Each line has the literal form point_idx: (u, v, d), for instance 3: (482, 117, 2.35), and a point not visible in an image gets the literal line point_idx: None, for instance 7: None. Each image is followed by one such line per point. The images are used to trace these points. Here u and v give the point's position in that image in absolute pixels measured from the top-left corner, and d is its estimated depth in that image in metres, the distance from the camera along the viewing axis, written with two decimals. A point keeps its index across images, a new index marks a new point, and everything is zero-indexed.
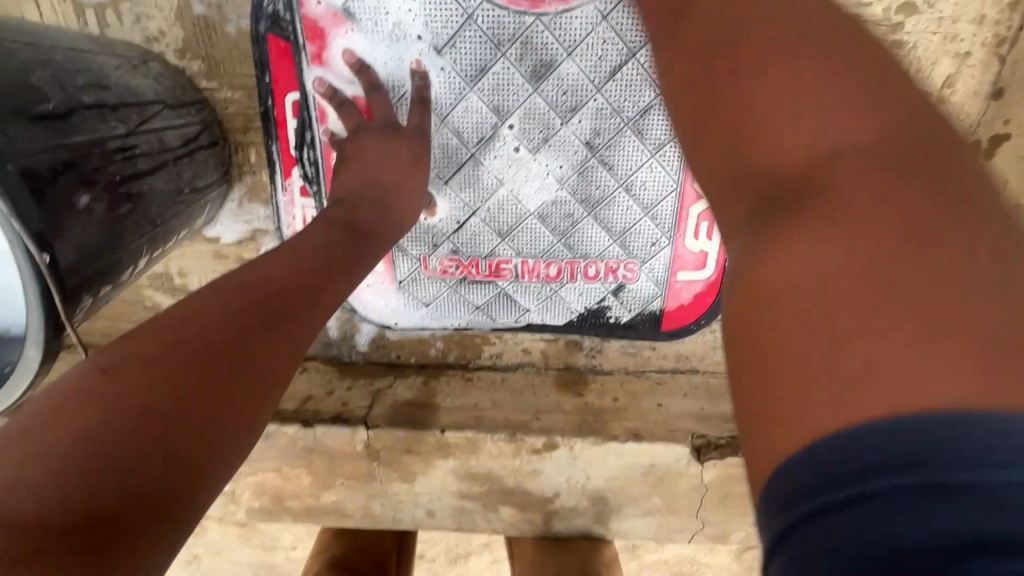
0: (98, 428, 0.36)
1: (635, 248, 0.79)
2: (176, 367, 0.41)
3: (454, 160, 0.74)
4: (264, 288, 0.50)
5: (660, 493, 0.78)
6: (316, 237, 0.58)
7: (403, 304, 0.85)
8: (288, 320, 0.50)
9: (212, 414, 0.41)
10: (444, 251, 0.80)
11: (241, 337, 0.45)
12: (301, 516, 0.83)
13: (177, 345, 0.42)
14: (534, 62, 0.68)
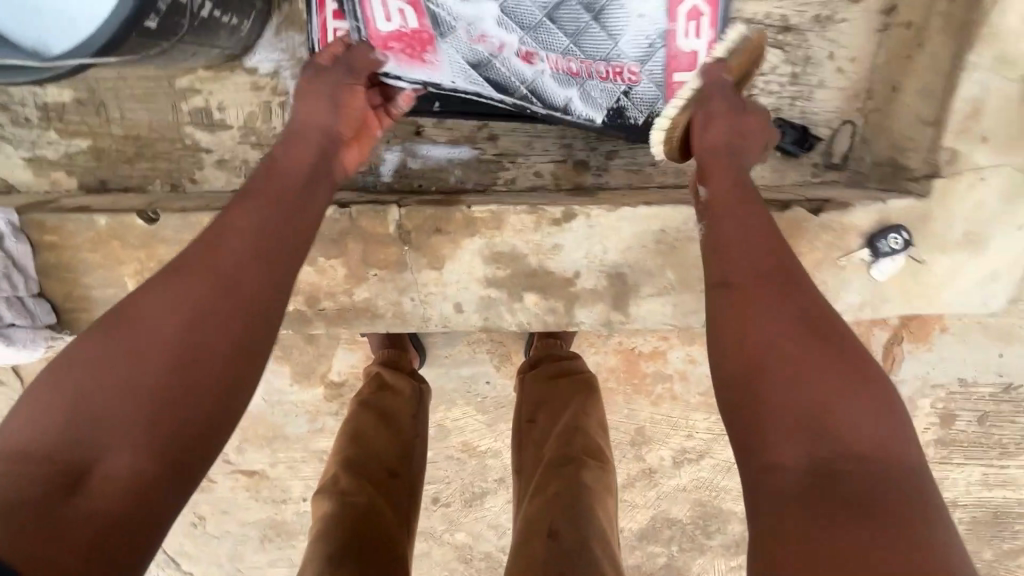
0: (96, 407, 0.48)
1: (633, 48, 0.85)
2: (158, 342, 0.51)
3: None
4: (237, 240, 0.57)
5: (674, 265, 0.84)
6: (289, 156, 0.66)
7: (457, 80, 0.86)
8: (245, 292, 0.54)
9: (181, 378, 0.50)
10: (489, 21, 0.83)
11: (214, 309, 0.53)
12: (334, 321, 0.86)
13: (153, 333, 0.51)
14: None
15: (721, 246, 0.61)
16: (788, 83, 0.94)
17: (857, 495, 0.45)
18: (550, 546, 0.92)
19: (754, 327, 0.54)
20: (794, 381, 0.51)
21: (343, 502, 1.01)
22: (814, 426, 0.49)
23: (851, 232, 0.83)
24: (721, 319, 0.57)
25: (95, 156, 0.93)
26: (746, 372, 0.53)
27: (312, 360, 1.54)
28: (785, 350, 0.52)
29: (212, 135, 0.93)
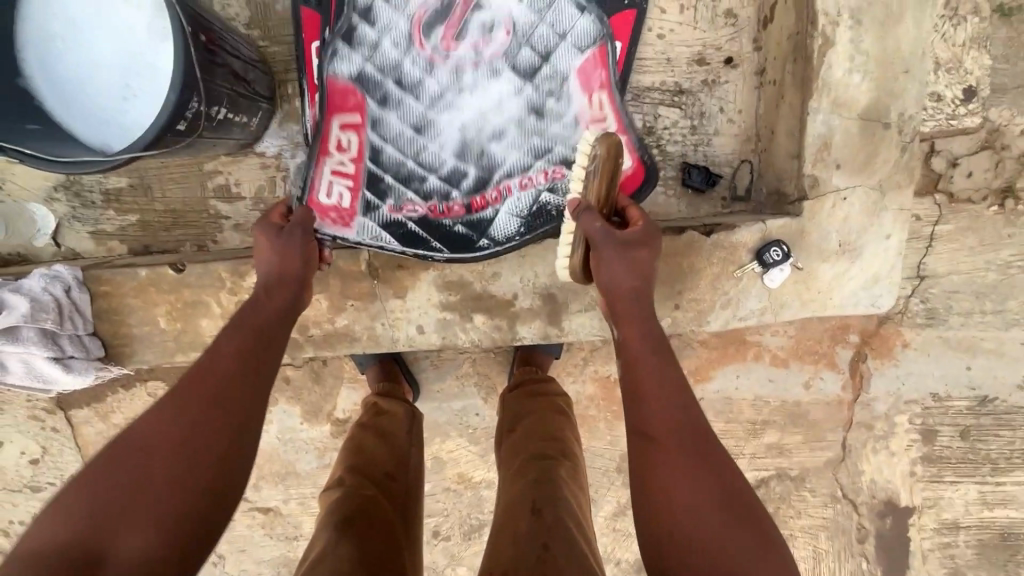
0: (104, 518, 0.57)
1: (557, 159, 1.04)
2: (155, 463, 0.61)
3: (397, 118, 1.03)
4: (222, 362, 0.70)
5: (595, 284, 1.02)
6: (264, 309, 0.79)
7: (373, 241, 1.01)
8: (233, 391, 0.68)
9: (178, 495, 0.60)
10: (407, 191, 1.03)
11: (204, 431, 0.64)
12: (321, 345, 1.06)
13: (154, 455, 0.62)
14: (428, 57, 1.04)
15: (636, 386, 0.74)
16: (689, 134, 1.14)
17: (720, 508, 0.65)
18: (527, 526, 1.01)
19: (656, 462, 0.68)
20: (686, 501, 0.65)
21: (350, 502, 1.13)
22: (709, 536, 0.63)
23: (740, 249, 0.99)
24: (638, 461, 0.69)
25: (142, 227, 1.19)
26: (649, 505, 0.66)
27: (320, 399, 1.72)
28: (684, 476, 0.66)
29: (231, 205, 1.18)
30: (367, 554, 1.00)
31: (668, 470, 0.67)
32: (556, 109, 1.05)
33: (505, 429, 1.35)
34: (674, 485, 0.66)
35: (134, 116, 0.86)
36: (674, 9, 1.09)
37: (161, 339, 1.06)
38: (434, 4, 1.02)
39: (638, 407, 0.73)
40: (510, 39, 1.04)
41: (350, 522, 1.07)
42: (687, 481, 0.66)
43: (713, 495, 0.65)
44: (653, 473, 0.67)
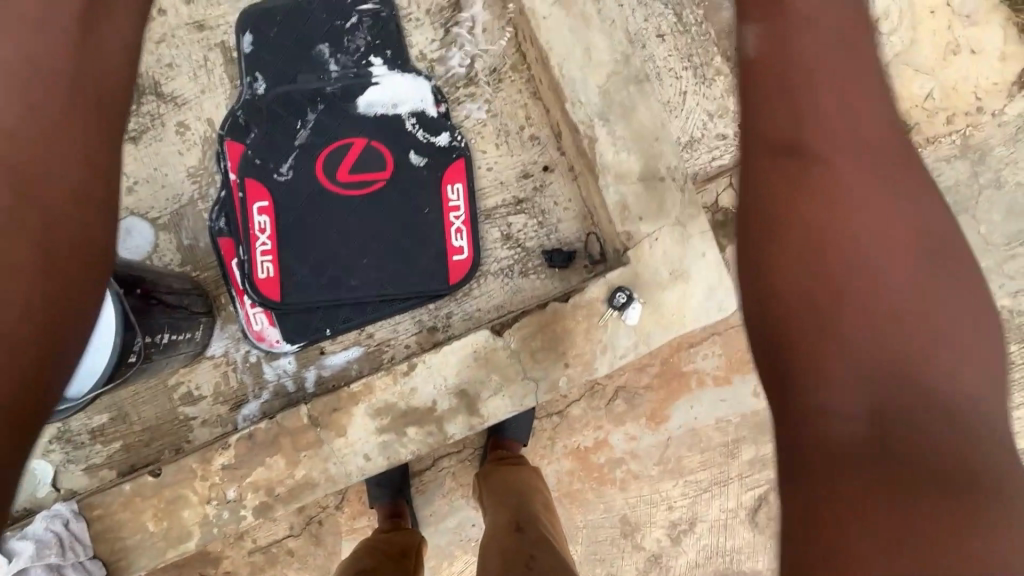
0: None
1: (425, 277, 1.39)
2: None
3: (310, 263, 1.40)
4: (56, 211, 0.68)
5: (494, 370, 1.20)
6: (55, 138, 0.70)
7: (342, 337, 1.40)
8: (60, 248, 0.67)
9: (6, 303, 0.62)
10: (341, 298, 1.40)
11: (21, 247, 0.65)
12: (289, 499, 1.21)
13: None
14: (316, 218, 1.40)
15: (861, 149, 0.79)
16: (538, 228, 1.41)
17: (847, 327, 0.71)
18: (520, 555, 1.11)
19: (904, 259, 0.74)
20: (863, 345, 0.70)
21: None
22: (873, 325, 0.71)
23: (596, 302, 1.21)
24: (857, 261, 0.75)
25: (124, 449, 1.38)
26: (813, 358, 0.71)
27: (326, 560, 1.79)
28: (876, 255, 0.74)
29: (194, 406, 1.39)
30: None
31: (845, 231, 0.75)
32: (415, 242, 1.40)
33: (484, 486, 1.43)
34: (883, 320, 0.71)
35: None
36: (491, 147, 1.42)
37: (153, 541, 1.20)
38: (311, 197, 1.40)
39: (843, 174, 0.78)
40: (370, 203, 1.40)
41: None
42: (861, 254, 0.74)
43: (857, 305, 0.72)
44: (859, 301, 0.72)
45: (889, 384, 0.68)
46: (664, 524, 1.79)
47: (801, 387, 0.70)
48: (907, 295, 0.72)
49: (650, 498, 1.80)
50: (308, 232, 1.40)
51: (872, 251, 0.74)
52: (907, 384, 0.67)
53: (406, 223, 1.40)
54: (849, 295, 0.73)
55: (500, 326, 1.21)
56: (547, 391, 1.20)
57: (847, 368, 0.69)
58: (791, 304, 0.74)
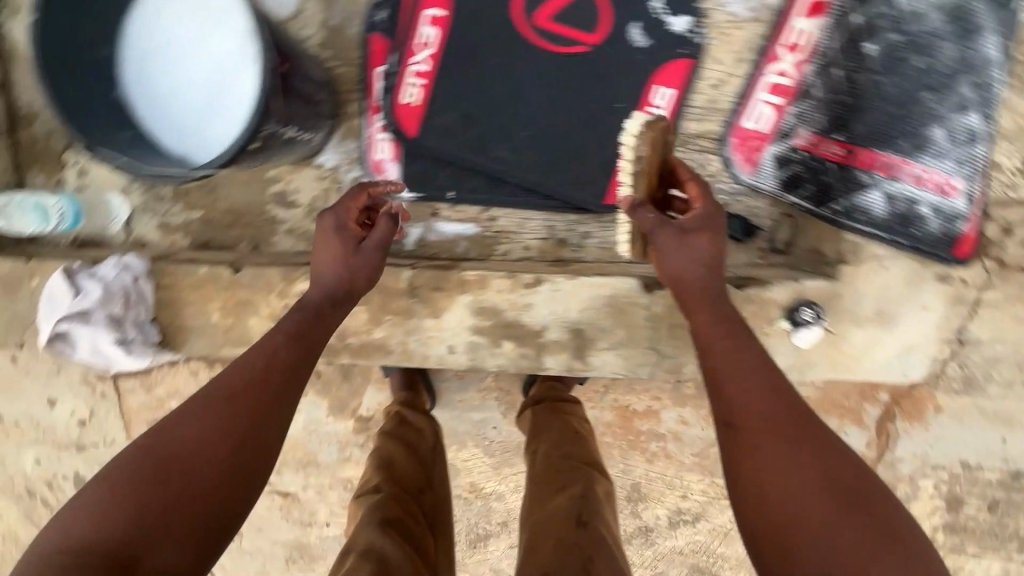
0: (120, 521, 0.62)
1: (580, 180, 1.16)
2: (150, 503, 0.64)
3: (462, 106, 1.16)
4: (192, 453, 0.68)
5: (623, 324, 1.04)
6: (249, 365, 0.77)
7: (462, 208, 1.22)
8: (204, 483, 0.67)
9: (171, 527, 0.63)
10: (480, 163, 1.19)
11: (197, 472, 0.67)
12: (356, 353, 1.12)
13: (164, 473, 0.66)
14: (491, 57, 1.13)
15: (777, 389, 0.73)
16: (733, 183, 1.15)
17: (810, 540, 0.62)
18: (575, 533, 1.07)
19: (766, 422, 0.70)
20: (766, 470, 0.67)
21: (370, 556, 1.05)
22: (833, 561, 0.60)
23: (772, 305, 1.00)
24: (736, 424, 0.71)
25: (202, 223, 1.27)
26: (776, 521, 0.64)
27: (346, 396, 1.80)
28: (805, 465, 0.67)
29: (284, 210, 1.26)
30: (403, 548, 1.11)
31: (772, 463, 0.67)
32: (587, 137, 1.15)
33: (532, 447, 1.44)
34: (777, 442, 0.69)
35: (206, 148, 0.95)
36: (730, 59, 1.10)
37: (212, 331, 1.14)
38: (495, 30, 1.12)
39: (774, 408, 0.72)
40: (558, 67, 1.12)
41: (392, 521, 1.17)
42: (785, 484, 0.66)
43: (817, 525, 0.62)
44: (750, 439, 0.70)
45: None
46: (669, 507, 1.76)
47: None
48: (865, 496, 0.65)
49: (669, 481, 1.75)
50: (474, 71, 1.14)
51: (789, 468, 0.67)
52: None
53: (588, 109, 1.13)
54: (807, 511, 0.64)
55: (653, 282, 1.02)
56: (666, 371, 1.05)
57: (801, 506, 0.64)
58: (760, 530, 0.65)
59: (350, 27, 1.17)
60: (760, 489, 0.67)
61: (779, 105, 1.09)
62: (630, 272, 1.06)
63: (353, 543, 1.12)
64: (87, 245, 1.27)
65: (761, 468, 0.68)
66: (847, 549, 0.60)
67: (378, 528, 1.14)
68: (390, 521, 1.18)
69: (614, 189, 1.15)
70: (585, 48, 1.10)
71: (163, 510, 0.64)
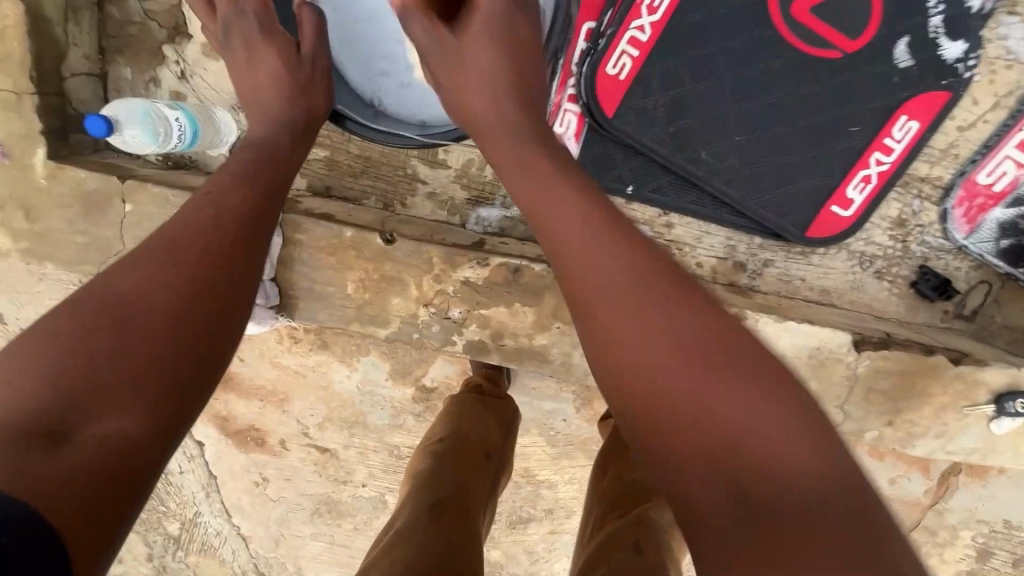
0: (51, 390, 0.48)
1: (783, 203, 1.03)
2: (72, 349, 0.50)
3: (674, 91, 0.99)
4: (144, 303, 0.53)
5: (818, 378, 0.95)
6: (197, 216, 0.61)
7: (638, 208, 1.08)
8: (138, 327, 0.52)
9: (110, 383, 0.49)
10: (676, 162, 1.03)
11: (133, 332, 0.51)
12: (509, 356, 0.99)
13: (113, 327, 0.51)
14: (726, 41, 0.96)
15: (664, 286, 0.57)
16: (940, 237, 1.05)
17: (689, 466, 0.49)
18: (627, 553, 0.82)
19: (654, 298, 0.56)
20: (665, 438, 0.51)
21: (409, 538, 0.95)
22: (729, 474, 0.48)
23: (981, 387, 0.93)
24: (634, 385, 0.54)
25: (329, 166, 1.07)
26: (692, 426, 0.50)
27: (411, 362, 1.68)
28: (704, 372, 0.52)
29: (431, 170, 1.07)
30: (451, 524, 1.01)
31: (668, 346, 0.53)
32: (805, 157, 1.01)
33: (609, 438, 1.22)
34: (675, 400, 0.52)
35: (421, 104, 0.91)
36: (988, 101, 0.98)
37: (343, 304, 0.98)
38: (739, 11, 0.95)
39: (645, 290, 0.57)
40: (799, 70, 0.97)
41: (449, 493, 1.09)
42: (678, 378, 0.52)
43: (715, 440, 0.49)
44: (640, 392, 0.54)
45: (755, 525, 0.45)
46: None
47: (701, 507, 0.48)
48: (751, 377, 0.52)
49: None
50: (700, 53, 0.97)
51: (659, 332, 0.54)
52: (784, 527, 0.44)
53: (817, 125, 0.99)
54: (686, 416, 0.51)
55: (863, 340, 0.93)
56: (846, 433, 0.98)
57: (745, 434, 0.49)
58: (664, 442, 0.51)
59: None
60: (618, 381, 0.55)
61: None
62: (833, 323, 0.97)
63: (394, 519, 1.05)
64: (183, 166, 1.04)
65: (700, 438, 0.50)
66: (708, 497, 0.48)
67: (424, 507, 1.04)
68: (439, 500, 1.07)
69: (818, 219, 1.03)
70: (836, 55, 0.96)
71: (98, 374, 0.49)
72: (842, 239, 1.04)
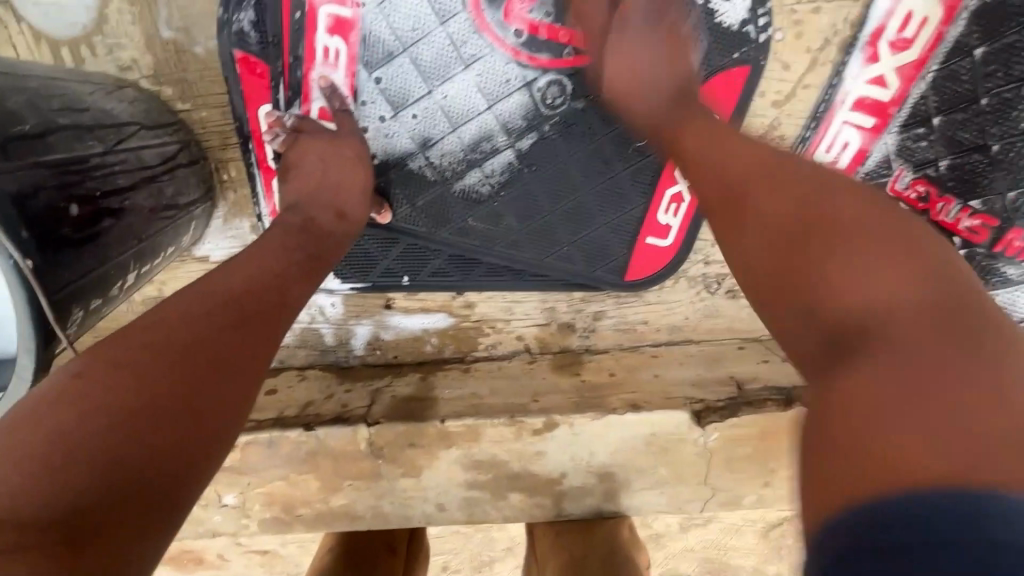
0: (63, 442, 0.38)
1: (588, 249, 0.82)
2: (107, 398, 0.41)
3: (407, 158, 0.76)
4: (204, 372, 0.46)
5: (667, 462, 0.79)
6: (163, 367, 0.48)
7: (427, 295, 0.88)
8: (203, 377, 0.45)
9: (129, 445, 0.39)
10: (446, 238, 0.81)
11: (146, 409, 0.41)
12: (314, 524, 0.83)
13: (176, 372, 0.44)
14: (445, 81, 0.72)
15: (859, 245, 0.44)
16: None
17: (883, 331, 0.40)
18: None
19: (768, 194, 0.50)
20: (933, 367, 0.37)
21: None
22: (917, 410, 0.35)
23: None
24: (854, 345, 0.41)
25: None
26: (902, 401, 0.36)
27: None
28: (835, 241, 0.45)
29: None
30: None
31: (854, 321, 0.42)
32: (599, 192, 0.79)
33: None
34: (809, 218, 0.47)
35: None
36: (802, 63, 0.74)
37: None
38: (445, 41, 0.70)
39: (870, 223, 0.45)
40: (550, 89, 0.73)
41: None
42: (890, 340, 0.40)
43: (927, 272, 0.42)
44: (851, 309, 0.42)
45: (987, 446, 0.32)
46: None
47: (929, 485, 0.32)
48: (975, 328, 0.39)
49: None
50: (418, 109, 0.73)
51: (855, 268, 0.43)
52: (981, 436, 0.33)
53: (596, 151, 0.77)
54: (944, 318, 0.40)
55: (704, 410, 0.77)
56: (721, 504, 0.83)
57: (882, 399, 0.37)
58: (881, 374, 0.38)
59: (197, 45, 0.71)
60: (783, 227, 0.48)
61: (871, 131, 0.73)
62: (673, 390, 0.80)
63: None
64: None
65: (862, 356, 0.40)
66: (931, 414, 0.35)
67: None
68: None
69: (634, 258, 0.83)
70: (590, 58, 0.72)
71: (75, 478, 0.37)
72: (672, 266, 0.84)
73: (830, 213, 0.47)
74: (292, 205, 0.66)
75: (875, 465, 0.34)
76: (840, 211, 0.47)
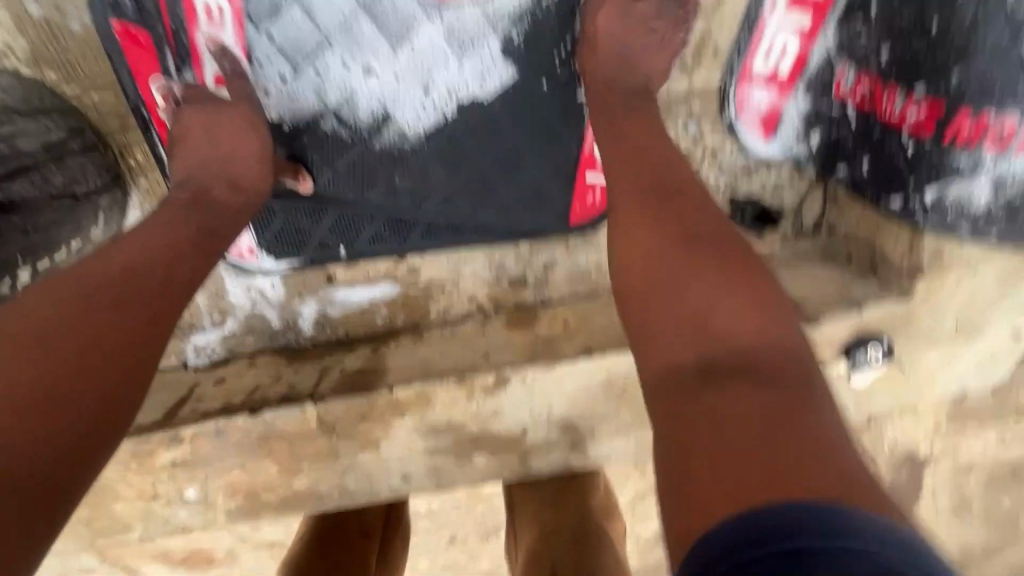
0: None
1: (524, 196, 0.78)
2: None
3: (318, 120, 0.72)
4: (89, 353, 0.45)
5: (628, 405, 0.77)
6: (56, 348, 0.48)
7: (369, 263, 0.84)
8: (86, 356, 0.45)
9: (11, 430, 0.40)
10: (375, 202, 0.77)
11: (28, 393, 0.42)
12: (281, 509, 0.81)
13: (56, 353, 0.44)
14: (343, 31, 0.67)
15: (687, 311, 0.46)
16: (741, 155, 0.79)
17: (777, 415, 0.37)
18: None
19: (655, 265, 0.50)
20: (782, 407, 0.38)
21: None
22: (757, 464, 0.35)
23: (824, 345, 0.73)
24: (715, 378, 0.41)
25: None
26: (754, 463, 0.35)
27: None
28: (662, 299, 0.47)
29: None
30: None
31: (732, 369, 0.41)
32: (527, 134, 0.74)
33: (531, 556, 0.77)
34: (687, 320, 0.46)
35: None
36: None
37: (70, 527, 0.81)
38: None
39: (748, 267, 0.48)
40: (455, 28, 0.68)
41: None
42: (723, 360, 0.42)
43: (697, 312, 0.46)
44: (734, 361, 0.42)
45: (795, 466, 0.34)
46: None
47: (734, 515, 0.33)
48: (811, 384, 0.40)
49: None
50: (319, 65, 0.69)
51: (699, 340, 0.44)
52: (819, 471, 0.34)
53: (515, 89, 0.72)
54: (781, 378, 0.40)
55: None
56: None
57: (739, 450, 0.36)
58: (694, 429, 0.39)
59: (72, 21, 0.66)
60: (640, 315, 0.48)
61: (806, 31, 0.70)
62: None
63: None
64: None
65: (725, 388, 0.40)
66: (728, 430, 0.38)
67: None
68: None
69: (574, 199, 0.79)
70: None
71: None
72: None
73: (691, 311, 0.46)
74: (186, 179, 0.62)
75: (697, 494, 0.35)
76: (692, 302, 0.46)
